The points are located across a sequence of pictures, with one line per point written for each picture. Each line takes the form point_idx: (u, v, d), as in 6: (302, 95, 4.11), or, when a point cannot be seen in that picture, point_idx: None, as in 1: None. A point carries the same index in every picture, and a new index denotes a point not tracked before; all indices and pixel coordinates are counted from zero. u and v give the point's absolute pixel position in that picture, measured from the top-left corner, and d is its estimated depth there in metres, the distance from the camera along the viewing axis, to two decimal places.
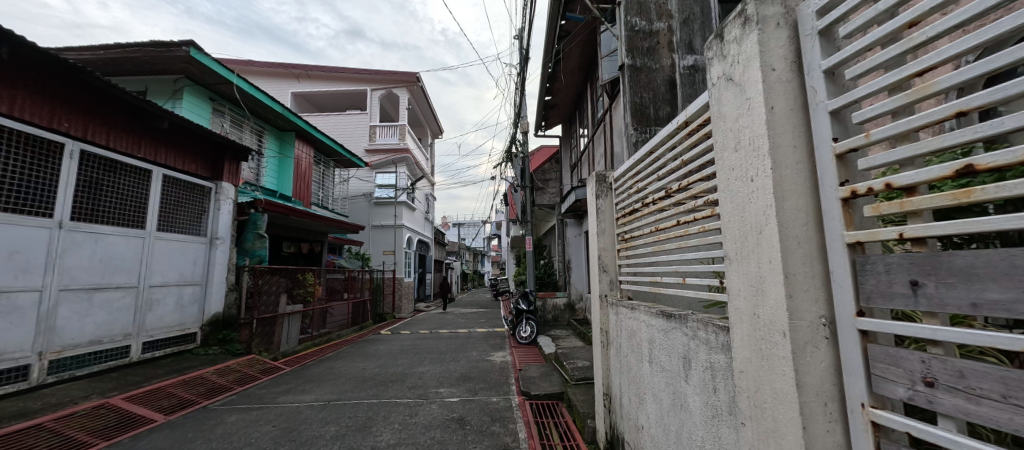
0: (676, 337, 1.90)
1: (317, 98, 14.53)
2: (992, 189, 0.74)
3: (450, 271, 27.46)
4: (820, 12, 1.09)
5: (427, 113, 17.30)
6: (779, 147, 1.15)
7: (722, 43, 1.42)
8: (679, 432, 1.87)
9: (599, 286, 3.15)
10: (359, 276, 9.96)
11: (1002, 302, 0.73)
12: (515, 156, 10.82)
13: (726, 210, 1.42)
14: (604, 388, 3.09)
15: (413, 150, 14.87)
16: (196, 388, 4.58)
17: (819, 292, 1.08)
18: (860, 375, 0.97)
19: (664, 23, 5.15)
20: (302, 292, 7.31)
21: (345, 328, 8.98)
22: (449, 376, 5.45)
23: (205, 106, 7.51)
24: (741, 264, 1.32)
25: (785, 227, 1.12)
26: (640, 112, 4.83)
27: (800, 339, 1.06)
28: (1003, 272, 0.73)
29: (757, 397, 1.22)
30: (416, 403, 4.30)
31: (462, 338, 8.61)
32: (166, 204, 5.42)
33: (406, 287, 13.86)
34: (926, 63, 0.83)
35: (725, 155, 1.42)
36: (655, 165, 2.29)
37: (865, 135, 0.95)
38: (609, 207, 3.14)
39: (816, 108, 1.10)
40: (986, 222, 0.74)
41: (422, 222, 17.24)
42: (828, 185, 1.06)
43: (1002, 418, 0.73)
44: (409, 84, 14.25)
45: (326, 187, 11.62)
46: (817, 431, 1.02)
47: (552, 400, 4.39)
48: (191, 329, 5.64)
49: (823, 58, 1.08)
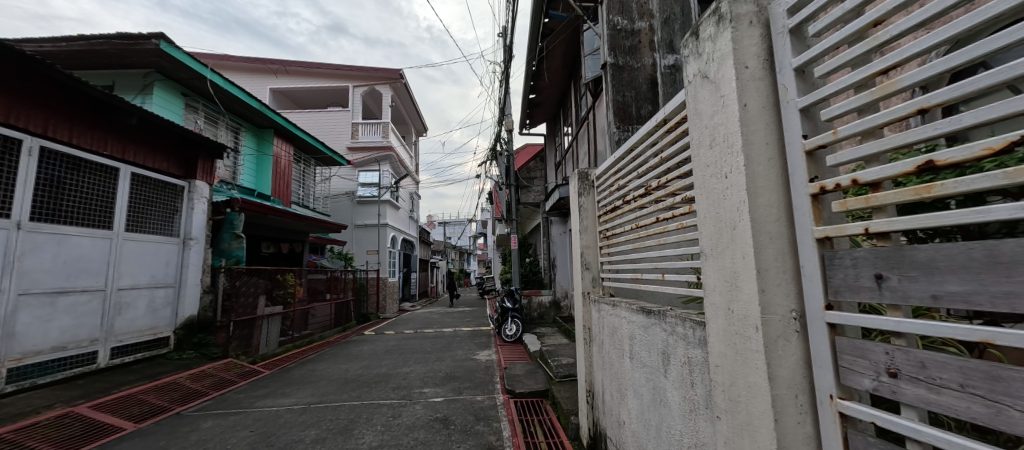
0: (656, 333, 1.91)
1: (297, 94, 14.23)
2: (950, 185, 0.76)
3: (435, 271, 27.29)
4: (790, 10, 1.11)
5: (410, 110, 17.09)
6: (752, 144, 1.17)
7: (698, 41, 1.42)
8: (659, 427, 1.90)
9: (582, 283, 3.18)
10: (340, 276, 9.78)
11: (960, 294, 0.75)
12: (499, 154, 10.82)
13: (702, 207, 1.42)
14: (587, 384, 3.11)
15: (396, 148, 14.71)
16: (170, 394, 4.43)
17: (790, 287, 1.10)
18: (828, 368, 0.99)
19: (645, 23, 5.22)
20: (282, 294, 7.14)
21: (328, 329, 8.84)
22: (434, 376, 5.42)
23: (177, 101, 7.25)
24: (717, 260, 1.32)
25: (758, 223, 1.13)
26: (622, 110, 4.88)
27: (772, 333, 1.08)
28: (963, 265, 0.75)
29: (731, 391, 1.23)
30: (400, 404, 4.26)
31: (447, 338, 8.57)
32: (135, 204, 5.21)
33: (390, 287, 13.70)
34: (889, 62, 0.86)
35: (701, 152, 1.42)
36: (635, 162, 2.30)
37: (832, 133, 0.97)
38: (590, 205, 3.17)
39: (787, 106, 1.12)
40: (945, 216, 0.76)
41: (406, 220, 17.04)
42: (798, 182, 1.08)
43: (962, 408, 0.74)
44: (393, 81, 14.08)
45: (307, 185, 11.37)
46: (788, 423, 1.04)
47: (536, 398, 4.42)
48: (164, 333, 5.44)
49: (792, 56, 1.10)
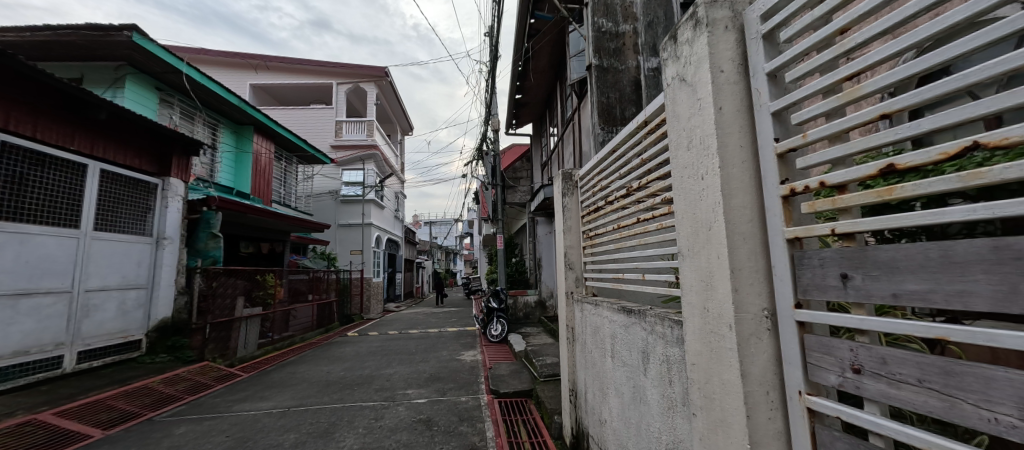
0: (636, 332, 1.94)
1: (279, 90, 13.92)
2: (910, 187, 0.79)
3: (421, 271, 27.08)
4: (764, 16, 1.14)
5: (395, 109, 16.90)
6: (727, 146, 1.19)
7: (676, 44, 1.44)
8: (639, 424, 1.92)
9: (565, 283, 3.21)
10: (323, 276, 9.61)
11: (918, 292, 0.77)
12: (485, 154, 10.81)
13: (680, 207, 1.44)
14: (570, 383, 3.13)
15: (381, 147, 14.53)
16: (141, 399, 4.27)
17: (762, 287, 1.12)
18: (797, 365, 1.02)
19: (629, 26, 5.29)
20: (262, 294, 6.97)
21: (310, 330, 8.67)
22: (418, 377, 5.37)
23: (151, 96, 7.00)
24: (693, 260, 1.34)
25: (732, 224, 1.15)
26: (607, 112, 4.93)
27: (745, 331, 1.10)
28: (920, 265, 0.77)
29: (707, 388, 1.25)
30: (382, 406, 4.21)
31: (433, 338, 8.51)
32: (104, 202, 5.01)
33: (374, 287, 13.52)
34: (854, 68, 0.89)
35: (679, 154, 1.45)
36: (618, 163, 2.33)
37: (802, 136, 1.01)
38: (574, 205, 3.20)
39: (760, 109, 1.15)
40: (903, 218, 0.79)
41: (391, 220, 16.84)
42: (771, 183, 1.11)
43: (919, 402, 0.77)
44: (378, 78, 13.91)
45: (288, 184, 11.13)
46: (759, 419, 1.06)
47: (520, 398, 4.43)
48: (136, 336, 5.24)
49: (766, 61, 1.13)
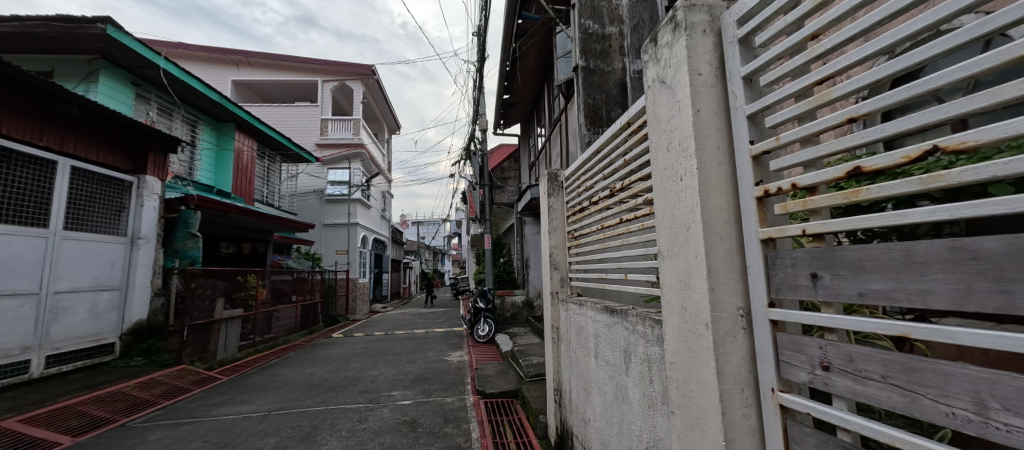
0: (618, 332, 1.96)
1: (262, 87, 13.63)
2: (876, 189, 0.82)
3: (409, 271, 26.84)
4: (740, 21, 1.16)
5: (382, 107, 16.72)
6: (704, 148, 1.21)
7: (656, 47, 1.46)
8: (621, 423, 1.94)
9: (550, 283, 3.22)
10: (307, 277, 9.43)
11: (883, 291, 0.80)
12: (473, 154, 10.77)
13: (660, 208, 1.46)
14: (555, 383, 3.14)
15: (368, 145, 14.35)
16: (114, 404, 4.13)
17: (737, 286, 1.14)
18: (771, 362, 1.04)
19: (615, 28, 5.34)
20: (243, 296, 6.81)
21: (293, 332, 8.50)
22: (404, 378, 5.32)
23: (126, 91, 6.77)
24: (672, 260, 1.36)
25: (709, 225, 1.17)
26: (593, 113, 4.96)
27: (721, 330, 1.12)
28: (884, 264, 0.80)
29: (685, 386, 1.27)
30: (366, 408, 4.16)
31: (419, 339, 8.45)
32: (76, 200, 4.83)
33: (360, 288, 13.35)
34: (824, 73, 0.91)
35: (659, 156, 1.46)
36: (602, 164, 2.35)
37: (775, 138, 1.03)
38: (560, 205, 3.21)
39: (736, 112, 1.17)
40: (869, 219, 0.81)
41: (378, 219, 16.65)
42: (746, 184, 1.13)
43: (884, 397, 0.79)
44: (364, 76, 13.74)
45: (271, 182, 10.90)
46: (734, 416, 1.08)
47: (506, 398, 4.42)
48: (109, 339, 5.05)
49: (741, 65, 1.15)
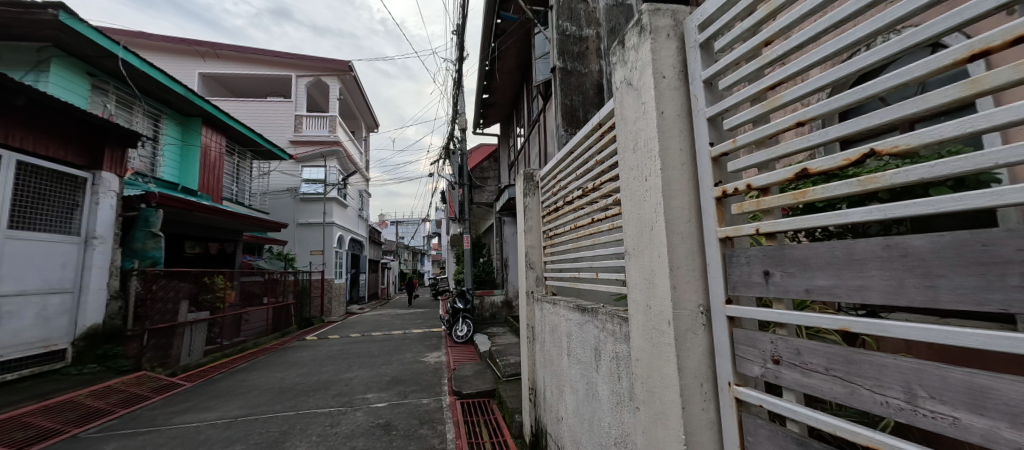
0: (589, 330, 1.98)
1: (231, 81, 13.10)
2: (821, 190, 0.85)
3: (388, 271, 26.40)
4: (701, 26, 1.20)
5: (359, 105, 16.37)
6: (667, 149, 1.24)
7: (623, 49, 1.48)
8: (591, 420, 1.97)
9: (526, 282, 3.24)
10: (279, 278, 9.12)
11: (827, 287, 0.84)
12: (453, 153, 10.68)
13: (627, 208, 1.49)
14: (530, 382, 3.15)
15: (344, 143, 14.02)
16: (64, 414, 3.88)
17: (698, 283, 1.18)
18: (727, 357, 1.08)
19: (593, 30, 5.41)
20: (209, 298, 6.53)
21: (264, 335, 8.22)
22: (379, 380, 5.23)
23: (81, 81, 6.37)
24: (638, 259, 1.39)
25: (671, 224, 1.20)
26: (570, 114, 5.02)
27: (682, 327, 1.15)
28: (827, 261, 0.84)
29: (649, 383, 1.30)
30: (339, 412, 4.06)
31: (396, 340, 8.32)
32: (21, 197, 4.52)
33: (336, 289, 13.04)
34: (775, 79, 0.96)
35: (626, 157, 1.49)
36: (574, 164, 2.38)
37: (732, 141, 1.07)
38: (535, 205, 3.22)
39: (697, 115, 1.21)
40: (814, 219, 0.85)
41: (355, 219, 16.30)
42: (706, 185, 1.16)
43: (828, 389, 0.83)
44: (341, 73, 13.42)
45: (241, 180, 10.50)
46: (693, 411, 1.11)
47: (483, 398, 4.40)
48: (60, 346, 4.75)
49: (702, 69, 1.19)
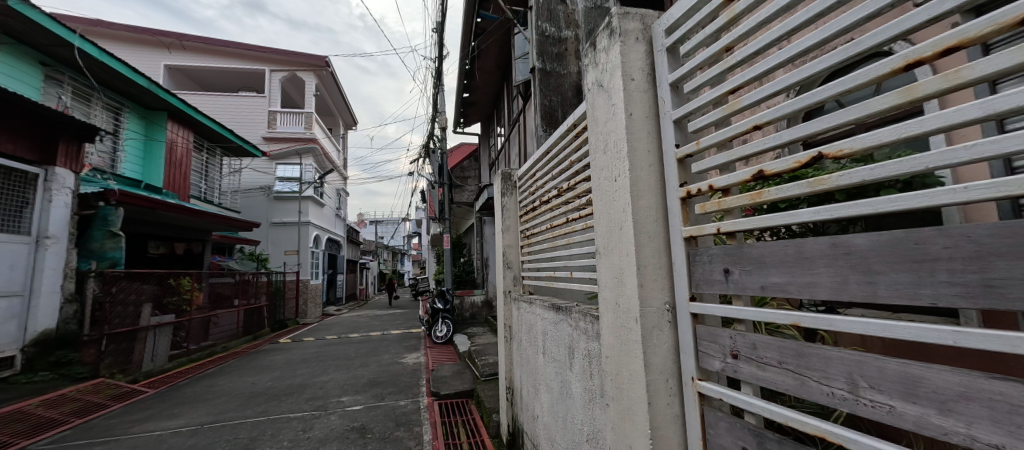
0: (564, 329, 2.00)
1: (199, 74, 12.57)
2: (775, 191, 0.89)
3: (367, 271, 25.92)
4: (668, 30, 1.23)
5: (337, 101, 15.99)
6: (636, 150, 1.26)
7: (595, 51, 1.50)
8: (565, 417, 1.99)
9: (504, 282, 3.24)
10: (251, 279, 8.81)
11: (780, 284, 0.87)
12: (432, 151, 10.57)
13: (598, 208, 1.50)
14: (508, 381, 3.16)
15: (321, 140, 13.67)
16: (11, 426, 3.64)
17: (664, 282, 1.21)
18: (691, 353, 1.11)
19: (572, 32, 5.46)
20: (175, 300, 6.25)
21: (235, 338, 7.92)
22: (355, 383, 5.12)
23: (32, 71, 5.95)
24: (608, 258, 1.41)
25: (639, 224, 1.22)
26: (549, 114, 5.05)
27: (648, 324, 1.18)
28: (780, 259, 0.87)
29: (618, 379, 1.32)
30: (312, 416, 3.96)
31: (374, 342, 8.18)
32: None
33: (312, 290, 12.70)
34: (735, 83, 0.99)
35: (597, 157, 1.51)
36: (550, 164, 2.40)
37: (696, 143, 1.10)
38: (513, 205, 3.23)
39: (664, 118, 1.24)
40: (769, 219, 0.89)
41: (332, 218, 15.92)
42: (672, 185, 1.20)
43: (781, 382, 0.86)
44: (317, 68, 13.08)
45: (211, 177, 10.08)
46: (659, 405, 1.14)
47: (461, 398, 4.38)
48: (7, 352, 4.45)
49: (669, 72, 1.22)
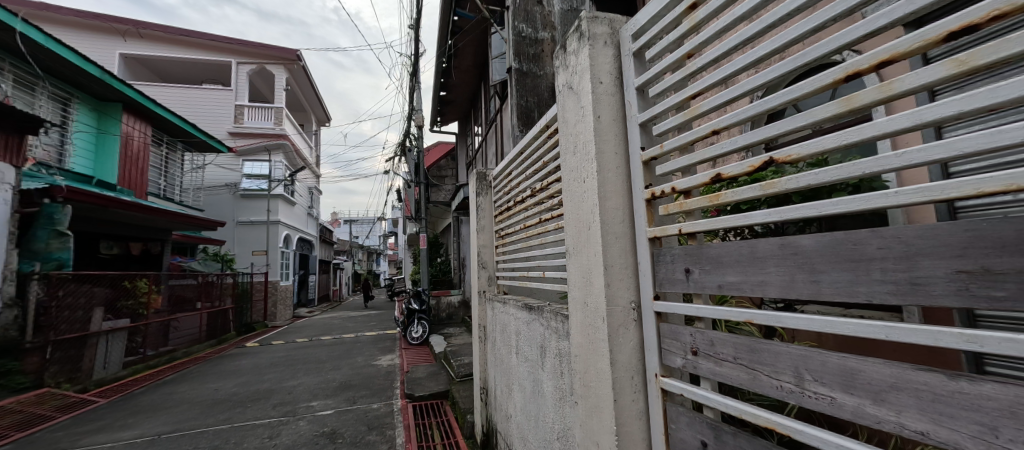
0: (536, 328, 2.01)
1: (159, 64, 11.91)
2: (732, 193, 0.92)
3: (341, 272, 25.26)
4: (635, 35, 1.26)
5: (309, 96, 15.49)
6: (604, 152, 1.28)
7: (565, 53, 1.52)
8: (537, 416, 2.00)
9: (478, 282, 3.23)
10: (216, 280, 8.40)
11: (736, 283, 0.91)
12: (409, 150, 10.41)
13: (568, 209, 1.52)
14: (482, 382, 3.15)
15: (291, 136, 13.21)
16: None
17: (629, 281, 1.24)
18: (654, 350, 1.14)
19: (548, 33, 5.51)
20: (130, 304, 5.89)
21: (197, 343, 7.55)
22: (326, 387, 4.98)
23: None
24: (577, 258, 1.43)
25: (607, 224, 1.24)
26: (525, 115, 5.08)
27: (614, 322, 1.20)
28: (736, 259, 0.91)
29: (586, 378, 1.34)
30: (280, 423, 3.82)
31: (347, 344, 7.98)
32: None
33: (281, 291, 12.25)
34: (696, 89, 1.03)
35: (568, 158, 1.53)
36: (524, 165, 2.41)
37: (659, 146, 1.14)
38: (488, 205, 3.23)
39: (631, 121, 1.27)
40: (727, 220, 0.92)
41: (303, 217, 15.42)
42: (638, 187, 1.23)
43: (736, 376, 0.90)
44: (287, 61, 12.63)
45: (171, 174, 9.56)
46: (625, 402, 1.17)
47: (436, 400, 4.33)
48: None
49: (635, 77, 1.25)
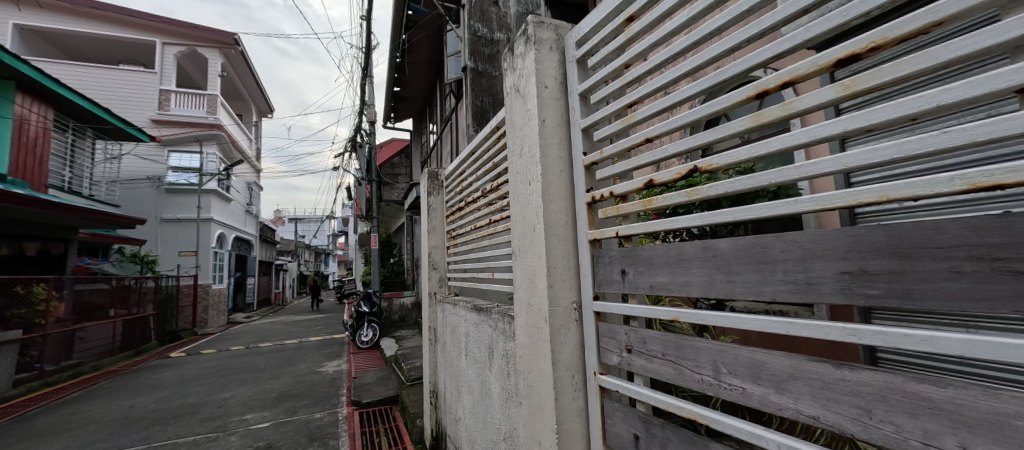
0: (484, 330, 2.01)
1: (64, 39, 10.48)
2: (663, 198, 0.97)
3: (284, 274, 23.67)
4: (578, 43, 1.29)
5: (248, 84, 14.36)
6: (548, 156, 1.31)
7: (513, 56, 1.53)
8: (485, 418, 1.99)
9: (429, 283, 3.17)
10: (133, 285, 7.50)
11: (665, 283, 0.96)
12: (359, 146, 9.97)
13: (515, 210, 1.53)
14: (432, 385, 3.09)
15: (227, 126, 12.16)
16: None
17: (571, 282, 1.27)
18: (594, 349, 1.18)
19: (504, 34, 5.53)
20: (23, 313, 5.11)
21: (109, 355, 6.71)
22: (263, 398, 4.63)
23: None
24: (522, 259, 1.44)
25: (550, 227, 1.27)
26: (480, 115, 5.07)
27: (557, 322, 1.23)
28: (665, 261, 0.96)
29: (530, 377, 1.36)
30: (207, 439, 3.50)
31: (289, 351, 7.49)
32: None
33: (213, 296, 11.23)
34: (631, 98, 1.08)
35: (515, 160, 1.54)
36: (475, 165, 2.40)
37: (600, 152, 1.18)
38: (439, 204, 3.17)
39: (574, 125, 1.30)
40: (658, 224, 0.97)
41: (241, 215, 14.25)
42: (581, 191, 1.26)
43: (665, 371, 0.95)
44: (223, 45, 11.61)
45: (79, 164, 8.43)
46: (566, 400, 1.19)
47: (385, 405, 4.19)
48: None
49: (578, 83, 1.28)
